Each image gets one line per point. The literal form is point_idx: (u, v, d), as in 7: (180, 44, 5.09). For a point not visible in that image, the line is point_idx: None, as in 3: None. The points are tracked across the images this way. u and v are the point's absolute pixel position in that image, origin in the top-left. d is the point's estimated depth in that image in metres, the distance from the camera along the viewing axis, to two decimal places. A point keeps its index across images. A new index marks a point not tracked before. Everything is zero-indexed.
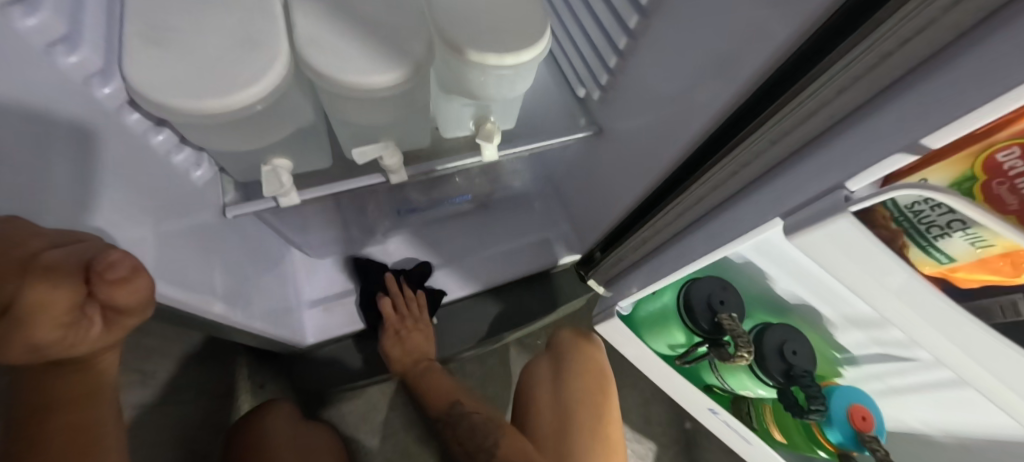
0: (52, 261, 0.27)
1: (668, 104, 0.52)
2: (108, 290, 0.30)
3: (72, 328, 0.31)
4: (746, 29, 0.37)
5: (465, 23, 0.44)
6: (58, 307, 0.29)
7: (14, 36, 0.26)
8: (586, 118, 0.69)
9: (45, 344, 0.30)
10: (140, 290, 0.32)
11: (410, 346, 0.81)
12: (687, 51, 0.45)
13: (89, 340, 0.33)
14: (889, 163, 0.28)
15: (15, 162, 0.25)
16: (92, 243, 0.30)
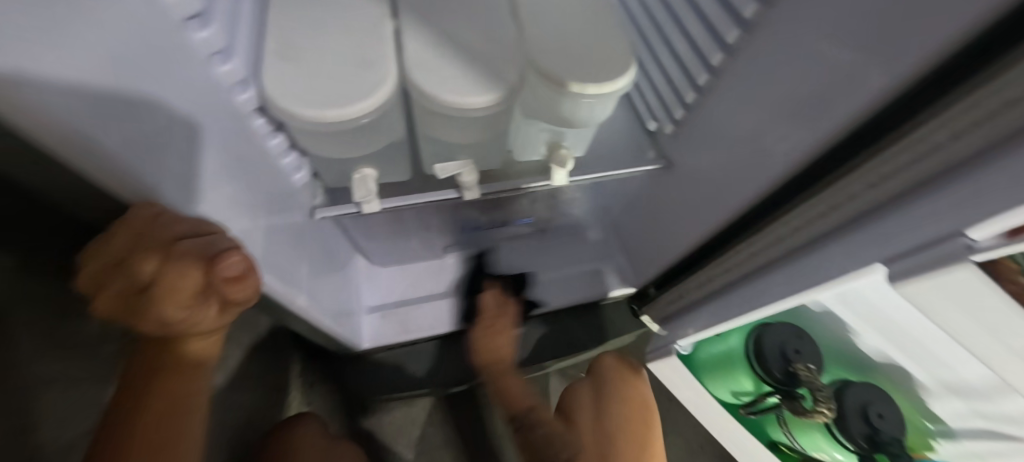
0: (187, 252, 0.29)
1: (751, 142, 0.51)
2: (224, 286, 0.33)
3: (195, 313, 0.34)
4: (845, 71, 0.37)
5: (556, 54, 0.47)
6: (186, 290, 0.32)
7: (187, 46, 0.31)
8: (655, 152, 0.69)
9: (171, 320, 0.33)
10: (247, 290, 0.36)
11: (500, 350, 0.81)
12: (777, 90, 0.45)
13: (206, 323, 0.36)
14: (1009, 216, 0.26)
15: (168, 151, 0.29)
16: (221, 236, 0.33)
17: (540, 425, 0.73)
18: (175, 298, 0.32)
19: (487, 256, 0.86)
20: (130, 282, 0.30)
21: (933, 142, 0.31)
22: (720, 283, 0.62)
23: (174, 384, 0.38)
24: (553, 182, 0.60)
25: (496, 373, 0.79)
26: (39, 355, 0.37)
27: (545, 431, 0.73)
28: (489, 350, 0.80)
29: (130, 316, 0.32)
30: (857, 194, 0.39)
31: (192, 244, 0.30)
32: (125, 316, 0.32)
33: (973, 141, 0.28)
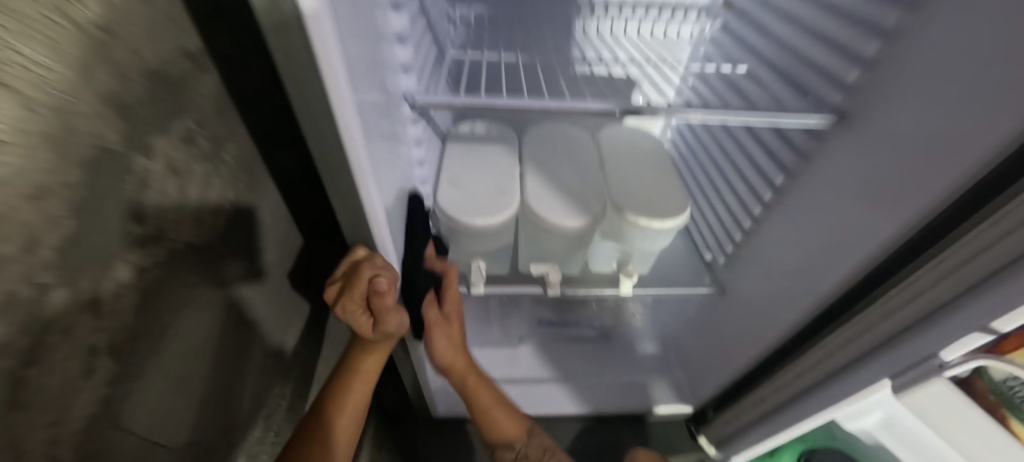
0: (364, 271, 0.48)
1: (785, 275, 0.63)
2: (376, 298, 0.49)
3: (359, 315, 0.53)
4: (858, 228, 0.51)
5: (629, 195, 0.67)
6: (354, 295, 0.50)
7: (407, 175, 0.56)
8: (710, 277, 0.81)
9: (347, 317, 0.53)
10: (387, 305, 0.50)
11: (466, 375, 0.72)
12: (806, 237, 0.59)
13: (365, 327, 0.55)
14: (966, 339, 0.38)
15: (395, 229, 0.51)
16: (387, 266, 0.49)
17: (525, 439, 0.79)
18: (354, 297, 0.51)
19: (555, 352, 0.96)
20: (336, 287, 0.52)
21: (927, 283, 0.43)
22: (769, 403, 0.68)
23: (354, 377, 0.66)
24: (620, 292, 0.75)
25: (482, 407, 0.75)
26: (270, 371, 0.59)
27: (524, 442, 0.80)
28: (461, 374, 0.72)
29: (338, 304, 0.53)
30: (874, 323, 0.49)
31: (369, 267, 0.48)
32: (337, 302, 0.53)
33: (956, 281, 0.40)
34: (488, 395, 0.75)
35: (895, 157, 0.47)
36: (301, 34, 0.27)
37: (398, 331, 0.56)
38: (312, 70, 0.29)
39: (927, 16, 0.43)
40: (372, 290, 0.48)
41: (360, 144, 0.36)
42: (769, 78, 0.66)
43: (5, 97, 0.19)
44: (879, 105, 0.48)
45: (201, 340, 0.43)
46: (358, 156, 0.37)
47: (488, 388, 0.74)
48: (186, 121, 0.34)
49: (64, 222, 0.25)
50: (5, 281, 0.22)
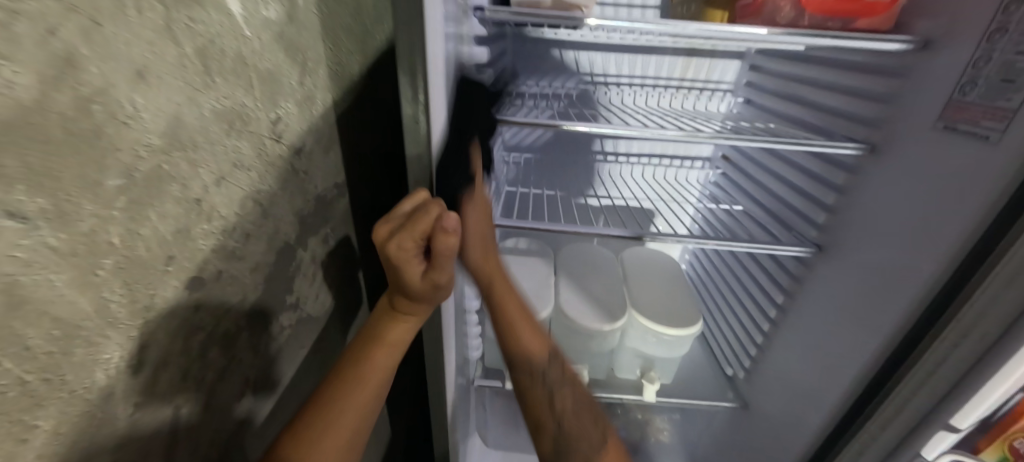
0: (430, 209, 0.46)
1: (795, 388, 0.69)
2: (435, 237, 0.45)
3: (412, 257, 0.47)
4: (845, 343, 0.59)
5: (647, 306, 0.78)
6: (416, 230, 0.45)
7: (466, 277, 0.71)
8: (734, 393, 0.85)
9: (399, 257, 0.47)
10: (449, 250, 0.46)
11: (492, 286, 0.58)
12: (806, 353, 0.66)
13: (414, 276, 0.48)
14: (939, 439, 0.43)
15: (453, 317, 0.65)
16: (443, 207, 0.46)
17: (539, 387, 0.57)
18: (408, 235, 0.46)
19: None
20: (392, 224, 0.47)
21: (898, 397, 0.49)
22: None
23: (376, 353, 0.53)
24: (644, 397, 0.80)
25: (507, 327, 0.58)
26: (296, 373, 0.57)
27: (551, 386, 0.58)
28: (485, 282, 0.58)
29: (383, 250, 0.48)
30: (864, 436, 0.53)
31: (434, 207, 0.46)
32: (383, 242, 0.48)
33: (920, 393, 0.46)
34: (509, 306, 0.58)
35: (860, 281, 0.58)
36: (428, 163, 0.47)
37: (445, 287, 0.51)
38: (428, 188, 0.49)
39: (861, 176, 0.59)
40: (439, 227, 0.45)
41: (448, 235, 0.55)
42: (762, 217, 0.81)
43: (255, 212, 0.43)
44: (842, 238, 0.62)
45: (295, 411, 0.58)
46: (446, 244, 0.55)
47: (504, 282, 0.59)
48: (322, 231, 0.59)
49: (265, 278, 0.46)
50: (238, 307, 0.42)
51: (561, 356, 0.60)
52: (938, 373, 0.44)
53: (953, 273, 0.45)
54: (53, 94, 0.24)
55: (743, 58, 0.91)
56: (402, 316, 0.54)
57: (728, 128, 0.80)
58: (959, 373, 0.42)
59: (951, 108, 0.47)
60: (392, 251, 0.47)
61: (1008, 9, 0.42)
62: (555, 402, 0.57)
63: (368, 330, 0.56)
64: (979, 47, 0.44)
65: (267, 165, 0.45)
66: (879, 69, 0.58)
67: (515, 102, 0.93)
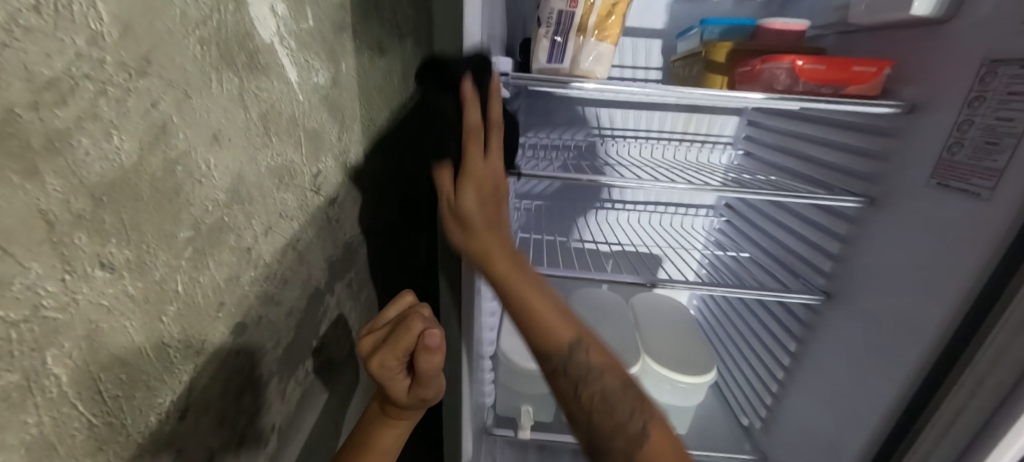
0: (414, 325, 0.53)
1: (813, 441, 0.67)
2: (422, 352, 0.51)
3: (396, 373, 0.53)
4: (861, 393, 0.59)
5: (660, 352, 0.79)
6: (399, 347, 0.53)
7: (481, 321, 0.72)
8: (752, 445, 0.83)
9: (384, 372, 0.53)
10: (434, 366, 0.52)
11: (483, 237, 0.52)
12: (822, 403, 0.66)
13: (399, 390, 0.54)
14: None
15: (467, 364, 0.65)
16: (422, 322, 0.53)
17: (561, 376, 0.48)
18: (395, 349, 0.52)
19: None
20: (377, 337, 0.55)
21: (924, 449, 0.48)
22: None
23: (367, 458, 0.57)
24: None
25: (530, 319, 0.50)
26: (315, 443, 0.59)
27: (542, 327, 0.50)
28: (488, 260, 0.51)
29: (370, 365, 0.54)
30: None
31: (416, 324, 0.53)
32: (369, 353, 0.55)
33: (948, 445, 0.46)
34: (526, 289, 0.50)
35: (871, 329, 0.59)
36: None
37: (431, 399, 0.56)
38: None
39: (862, 228, 0.62)
40: (422, 344, 0.51)
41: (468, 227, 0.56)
42: (769, 263, 0.84)
43: (293, 259, 0.46)
44: (848, 287, 0.63)
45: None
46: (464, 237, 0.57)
47: (505, 250, 0.52)
48: (347, 276, 0.61)
49: (297, 323, 0.48)
50: (272, 351, 0.44)
51: (596, 336, 0.50)
52: (961, 421, 0.45)
53: (962, 321, 0.46)
54: (148, 157, 0.27)
55: (741, 115, 0.97)
56: (390, 421, 0.58)
57: (730, 179, 0.84)
58: (983, 421, 0.43)
59: (941, 166, 0.50)
60: (377, 366, 0.53)
61: (984, 81, 0.47)
62: (582, 395, 0.47)
63: (360, 426, 0.60)
64: (962, 112, 0.49)
65: (306, 214, 0.48)
66: (871, 129, 0.62)
67: (527, 152, 0.99)
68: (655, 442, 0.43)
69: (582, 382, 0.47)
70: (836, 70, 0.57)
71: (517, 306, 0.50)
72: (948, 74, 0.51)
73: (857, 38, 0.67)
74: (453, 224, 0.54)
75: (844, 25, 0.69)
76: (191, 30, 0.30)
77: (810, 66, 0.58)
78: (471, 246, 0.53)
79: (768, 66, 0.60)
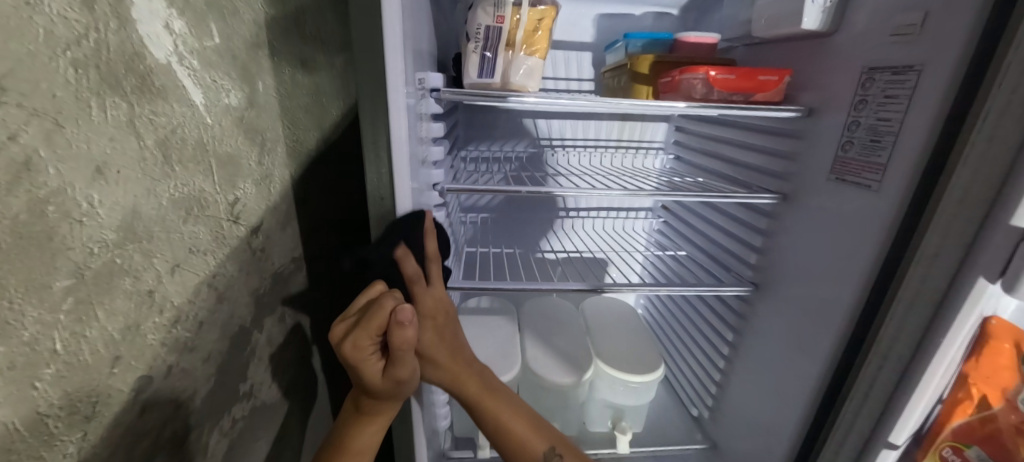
0: (385, 302, 0.46)
1: (754, 425, 0.71)
2: (395, 329, 0.44)
3: (368, 356, 0.47)
4: (790, 374, 0.64)
5: (609, 354, 0.81)
6: (370, 328, 0.45)
7: None
8: (702, 434, 0.86)
9: (355, 357, 0.46)
10: (408, 341, 0.45)
11: (458, 372, 0.53)
12: (758, 388, 0.71)
13: (373, 376, 0.48)
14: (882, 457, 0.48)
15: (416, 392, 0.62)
16: (393, 297, 0.46)
17: None
18: (364, 332, 0.45)
19: None
20: (347, 323, 0.48)
21: (844, 420, 0.53)
22: None
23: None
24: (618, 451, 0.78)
25: (515, 448, 0.52)
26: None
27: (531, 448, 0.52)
28: (472, 405, 0.54)
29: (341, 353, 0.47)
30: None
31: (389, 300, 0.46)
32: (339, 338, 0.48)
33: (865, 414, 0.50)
34: (513, 421, 0.53)
35: (794, 314, 0.64)
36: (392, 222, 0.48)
37: (410, 382, 0.49)
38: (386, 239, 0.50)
39: (779, 222, 0.67)
40: (394, 320, 0.44)
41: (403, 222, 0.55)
42: (704, 260, 0.89)
43: (211, 297, 0.41)
44: (772, 277, 0.69)
45: None
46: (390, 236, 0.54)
47: (486, 383, 0.54)
48: (279, 309, 0.57)
49: (220, 367, 0.44)
50: (188, 403, 0.39)
51: (564, 436, 0.54)
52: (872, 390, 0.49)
53: (867, 300, 0.51)
54: (6, 199, 0.23)
55: (668, 121, 1.03)
56: (369, 416, 0.53)
57: (664, 183, 0.89)
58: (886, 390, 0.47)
59: (838, 163, 0.56)
60: (348, 351, 0.46)
61: (865, 86, 0.53)
62: None
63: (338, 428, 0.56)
64: (850, 114, 0.55)
65: (224, 248, 0.44)
66: (779, 131, 0.68)
67: (468, 167, 0.99)
68: None
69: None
70: (745, 79, 0.62)
71: (505, 441, 0.53)
72: (837, 80, 0.57)
73: (760, 50, 0.74)
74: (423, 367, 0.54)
75: (749, 38, 0.75)
76: (60, 51, 0.26)
77: (723, 76, 0.62)
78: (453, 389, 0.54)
79: (686, 77, 0.64)
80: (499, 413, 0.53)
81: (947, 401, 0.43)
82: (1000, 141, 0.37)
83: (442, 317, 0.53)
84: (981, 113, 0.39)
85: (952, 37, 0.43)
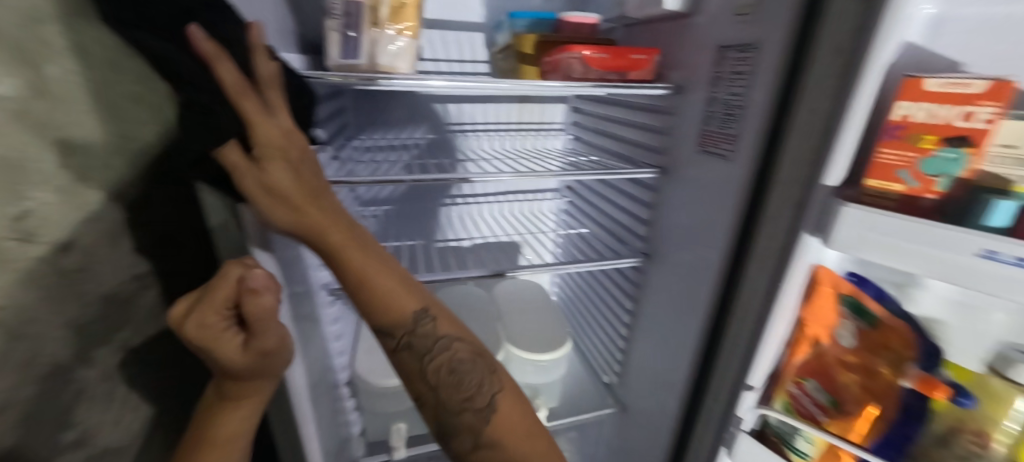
0: (230, 271, 0.41)
1: (654, 385, 0.77)
2: (244, 295, 0.41)
3: (220, 332, 0.43)
4: (677, 335, 0.69)
5: (517, 336, 0.83)
6: (217, 303, 0.42)
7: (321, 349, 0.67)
8: (613, 398, 0.91)
9: (204, 337, 0.42)
10: (266, 308, 0.42)
11: (311, 217, 0.43)
12: (655, 350, 0.76)
13: (230, 353, 0.44)
14: (746, 400, 0.51)
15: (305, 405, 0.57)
16: (238, 264, 0.41)
17: (434, 354, 0.48)
18: (210, 303, 0.41)
19: None
20: (188, 304, 0.43)
21: (716, 371, 0.58)
22: None
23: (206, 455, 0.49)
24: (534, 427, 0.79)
25: (391, 318, 0.47)
26: None
27: (406, 315, 0.47)
28: (337, 261, 0.44)
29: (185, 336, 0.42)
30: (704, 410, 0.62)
31: (235, 274, 0.41)
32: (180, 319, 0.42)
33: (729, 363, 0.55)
34: (383, 282, 0.47)
35: (677, 280, 0.68)
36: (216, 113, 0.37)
37: (277, 353, 0.46)
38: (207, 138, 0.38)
39: (661, 194, 0.72)
40: (244, 288, 0.40)
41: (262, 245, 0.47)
42: (604, 236, 0.93)
43: None
44: (659, 247, 0.73)
45: None
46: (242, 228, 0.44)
47: (354, 243, 0.45)
48: (120, 336, 0.48)
49: None
50: None
51: (445, 306, 0.50)
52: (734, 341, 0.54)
53: (732, 261, 0.56)
54: None
55: (565, 103, 1.05)
56: (234, 403, 0.50)
57: (568, 163, 0.90)
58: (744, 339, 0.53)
59: (703, 136, 0.60)
60: (190, 331, 0.41)
61: (720, 63, 0.57)
62: (431, 367, 0.48)
63: (199, 424, 0.51)
64: (710, 90, 0.59)
65: (9, 273, 0.35)
66: (656, 108, 0.72)
67: (362, 157, 0.93)
68: (512, 417, 0.48)
69: (427, 353, 0.48)
70: (619, 58, 0.64)
71: (381, 304, 0.46)
72: (697, 58, 0.61)
73: (635, 31, 0.77)
74: (269, 208, 0.41)
75: (626, 19, 0.77)
76: None
77: (598, 55, 0.63)
78: (309, 238, 0.43)
79: (564, 56, 0.64)
80: (364, 266, 0.45)
81: (791, 341, 0.49)
82: (816, 109, 0.42)
83: (298, 160, 0.41)
84: (802, 85, 0.44)
85: (779, 17, 0.47)
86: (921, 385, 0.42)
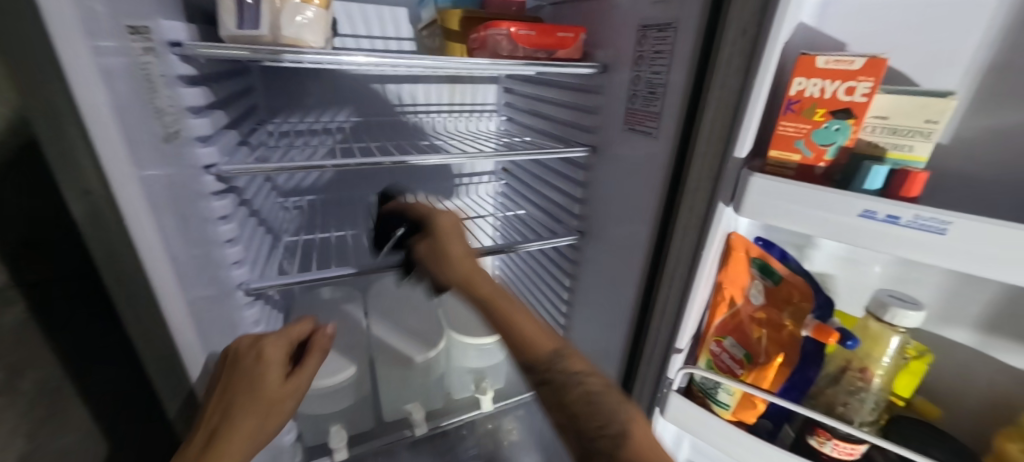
0: (306, 324, 0.61)
1: (594, 356, 0.80)
2: (315, 338, 0.61)
3: (280, 362, 0.55)
4: (613, 307, 0.72)
5: (459, 321, 0.82)
6: (293, 334, 0.59)
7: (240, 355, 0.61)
8: None
9: (267, 358, 0.53)
10: (323, 345, 0.61)
11: (462, 267, 0.58)
12: (593, 323, 0.79)
13: (275, 375, 0.53)
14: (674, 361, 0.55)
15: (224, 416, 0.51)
16: (310, 326, 0.62)
17: (570, 386, 0.50)
18: (280, 340, 0.56)
19: None
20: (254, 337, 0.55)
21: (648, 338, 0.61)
22: None
23: None
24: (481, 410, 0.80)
25: (521, 332, 0.53)
26: None
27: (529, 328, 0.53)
28: (488, 302, 0.56)
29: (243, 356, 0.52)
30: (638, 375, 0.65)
31: (303, 325, 0.61)
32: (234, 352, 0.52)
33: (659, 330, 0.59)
34: (518, 313, 0.54)
35: (611, 254, 0.71)
36: None
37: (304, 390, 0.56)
38: None
39: (593, 173, 0.73)
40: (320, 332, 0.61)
41: (156, 244, 0.41)
42: (541, 216, 0.94)
43: None
44: (593, 224, 0.75)
45: None
46: (128, 213, 0.38)
47: (507, 293, 0.56)
48: None
49: None
50: None
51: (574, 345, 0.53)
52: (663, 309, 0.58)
53: (658, 233, 0.59)
54: None
55: (497, 83, 1.03)
56: (232, 424, 0.47)
57: (501, 144, 0.89)
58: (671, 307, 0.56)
59: (629, 113, 0.62)
60: (262, 352, 0.53)
61: (641, 42, 0.58)
62: (563, 395, 0.50)
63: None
64: (634, 68, 0.60)
65: None
66: (584, 87, 0.73)
67: (279, 143, 0.85)
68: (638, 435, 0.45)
69: (564, 387, 0.50)
70: (545, 36, 0.64)
71: (506, 324, 0.54)
72: (621, 37, 0.62)
73: (562, 9, 0.77)
74: (437, 265, 0.61)
75: None
76: None
77: (524, 32, 0.62)
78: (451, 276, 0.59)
79: (491, 33, 0.63)
80: (517, 314, 0.55)
81: (710, 304, 0.53)
82: (726, 85, 0.45)
83: (453, 233, 0.62)
84: (714, 64, 0.47)
85: None
86: (817, 333, 0.46)
